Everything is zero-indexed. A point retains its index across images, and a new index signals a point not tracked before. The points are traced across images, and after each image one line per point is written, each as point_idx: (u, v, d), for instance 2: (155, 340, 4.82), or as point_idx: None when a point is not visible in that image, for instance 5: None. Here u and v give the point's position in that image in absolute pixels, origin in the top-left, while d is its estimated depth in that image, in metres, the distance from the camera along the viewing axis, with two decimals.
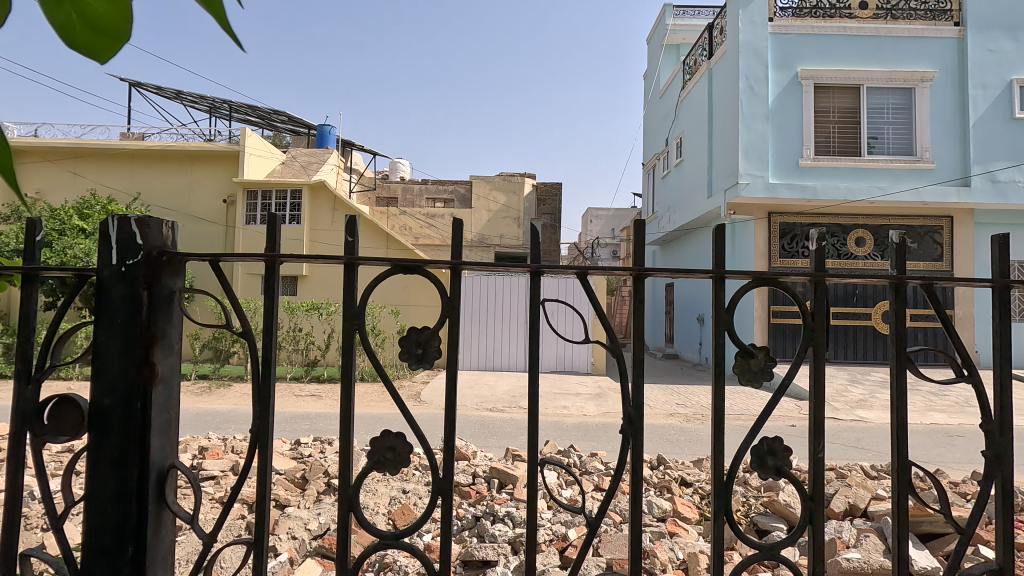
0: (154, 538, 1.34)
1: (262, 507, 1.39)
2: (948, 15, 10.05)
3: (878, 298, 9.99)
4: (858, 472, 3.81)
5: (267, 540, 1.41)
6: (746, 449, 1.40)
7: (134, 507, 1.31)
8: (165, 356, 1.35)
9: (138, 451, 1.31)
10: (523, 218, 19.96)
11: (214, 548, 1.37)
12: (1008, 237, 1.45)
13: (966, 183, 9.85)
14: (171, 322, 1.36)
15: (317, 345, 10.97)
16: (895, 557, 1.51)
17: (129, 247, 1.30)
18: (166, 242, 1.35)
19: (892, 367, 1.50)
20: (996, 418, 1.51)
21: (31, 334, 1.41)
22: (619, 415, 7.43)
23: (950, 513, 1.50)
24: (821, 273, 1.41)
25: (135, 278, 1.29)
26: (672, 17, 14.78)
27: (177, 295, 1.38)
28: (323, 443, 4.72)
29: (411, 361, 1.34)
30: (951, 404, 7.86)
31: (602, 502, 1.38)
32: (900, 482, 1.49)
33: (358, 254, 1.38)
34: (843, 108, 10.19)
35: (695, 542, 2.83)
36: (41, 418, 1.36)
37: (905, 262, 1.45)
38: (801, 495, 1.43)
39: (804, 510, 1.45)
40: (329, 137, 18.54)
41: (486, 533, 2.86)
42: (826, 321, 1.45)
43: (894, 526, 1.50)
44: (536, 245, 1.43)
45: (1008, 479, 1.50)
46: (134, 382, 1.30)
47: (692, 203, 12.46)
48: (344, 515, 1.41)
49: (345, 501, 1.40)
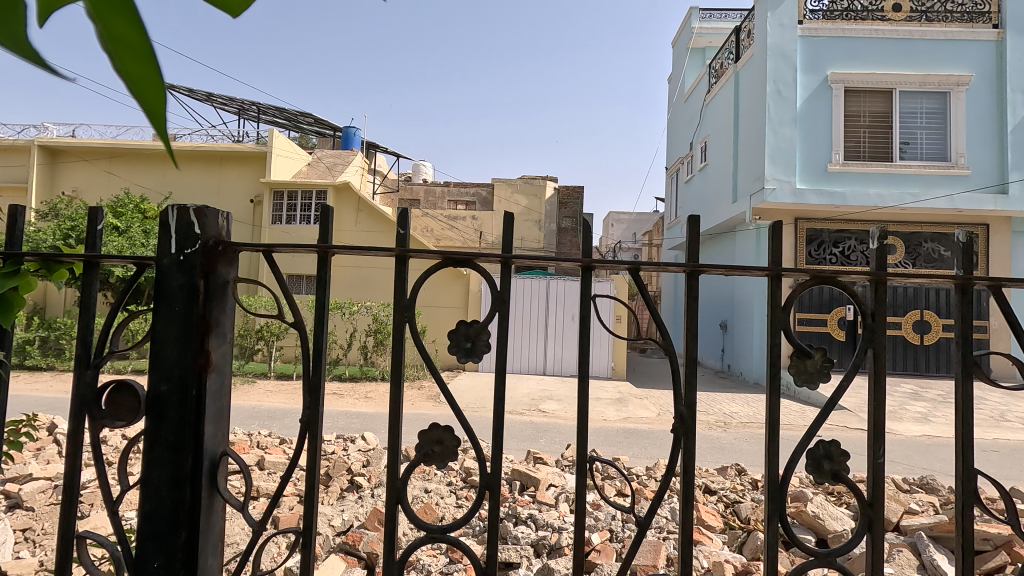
0: (205, 525, 1.35)
1: (309, 495, 1.40)
2: (986, 17, 9.77)
3: (909, 307, 9.73)
4: (889, 484, 3.73)
5: (314, 529, 1.41)
6: (803, 451, 1.37)
7: (189, 494, 1.34)
8: (219, 345, 1.38)
9: (193, 438, 1.34)
10: (544, 220, 19.97)
11: (262, 537, 1.37)
12: None
13: (1003, 190, 9.54)
14: (224, 312, 1.38)
15: (340, 345, 11.13)
16: (958, 566, 1.47)
17: (188, 237, 1.32)
18: (222, 232, 1.38)
19: (958, 374, 1.45)
20: None
21: (90, 320, 1.44)
22: (641, 420, 7.37)
23: (1020, 525, 1.44)
24: (881, 272, 1.38)
25: (193, 267, 1.32)
26: (697, 21, 14.67)
27: (231, 285, 1.40)
28: (347, 441, 4.78)
29: (460, 355, 1.34)
30: (985, 417, 7.62)
31: (651, 504, 1.36)
32: (965, 492, 1.45)
33: (408, 247, 1.39)
34: (874, 111, 9.97)
35: (720, 550, 2.78)
36: (99, 402, 1.39)
37: (972, 263, 1.40)
38: (861, 501, 1.39)
39: (863, 517, 1.42)
40: (353, 138, 18.74)
41: (508, 534, 2.85)
42: (886, 322, 1.41)
43: (959, 537, 1.46)
44: (588, 239, 1.41)
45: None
46: (189, 369, 1.32)
47: (717, 207, 12.28)
48: (391, 508, 1.41)
49: (393, 494, 1.40)
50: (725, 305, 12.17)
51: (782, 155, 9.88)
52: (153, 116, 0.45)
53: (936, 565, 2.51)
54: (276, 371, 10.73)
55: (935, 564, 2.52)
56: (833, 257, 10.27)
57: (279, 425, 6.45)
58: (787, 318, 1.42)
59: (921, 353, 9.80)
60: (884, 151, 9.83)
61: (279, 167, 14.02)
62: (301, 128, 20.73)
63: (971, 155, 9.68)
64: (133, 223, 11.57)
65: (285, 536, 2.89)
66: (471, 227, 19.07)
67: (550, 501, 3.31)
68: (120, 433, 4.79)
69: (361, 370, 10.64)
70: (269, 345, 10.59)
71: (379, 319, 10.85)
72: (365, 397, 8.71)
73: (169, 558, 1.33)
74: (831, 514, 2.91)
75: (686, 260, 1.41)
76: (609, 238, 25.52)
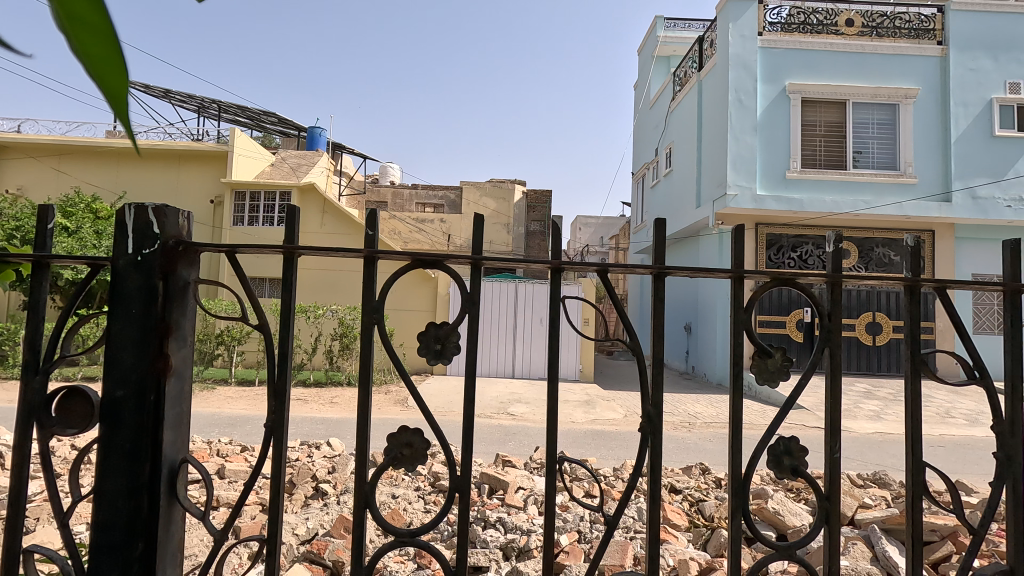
0: (163, 535, 1.30)
1: (275, 501, 1.36)
2: (931, 34, 10.29)
3: (863, 310, 10.13)
4: (845, 480, 3.87)
5: (279, 536, 1.38)
6: (764, 448, 1.41)
7: (146, 503, 1.29)
8: (179, 348, 1.33)
9: (151, 445, 1.29)
10: (512, 224, 20.04)
11: (224, 546, 1.33)
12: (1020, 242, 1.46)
13: (947, 198, 10.06)
14: (185, 314, 1.34)
15: (305, 349, 10.88)
16: (908, 556, 1.54)
17: (146, 237, 1.28)
18: (182, 232, 1.34)
19: (907, 371, 1.52)
20: (1007, 419, 1.52)
21: (39, 324, 1.37)
22: (608, 422, 7.44)
23: (964, 515, 1.51)
24: (836, 274, 1.43)
25: (151, 268, 1.27)
26: (662, 30, 14.99)
27: (192, 286, 1.36)
28: (312, 447, 4.67)
29: (429, 357, 1.33)
30: (932, 415, 8.00)
31: (618, 503, 1.38)
32: (914, 485, 1.52)
33: (377, 248, 1.37)
34: (829, 121, 10.38)
35: (685, 548, 2.83)
36: (49, 410, 1.33)
37: (919, 266, 1.48)
38: (818, 494, 1.44)
39: (820, 510, 1.46)
40: (319, 139, 18.40)
41: (477, 538, 2.84)
42: (841, 322, 1.47)
43: (908, 528, 1.53)
44: (557, 241, 1.42)
45: (1020, 482, 1.51)
46: (147, 373, 1.27)
47: (682, 212, 12.55)
48: (359, 512, 1.39)
49: (360, 498, 1.38)
50: (689, 308, 12.43)
51: (743, 162, 10.17)
52: (117, 107, 0.44)
53: (888, 557, 2.62)
54: (238, 377, 10.42)
55: (887, 556, 2.63)
56: (791, 261, 10.62)
57: (240, 432, 6.27)
58: (749, 319, 1.46)
59: (874, 354, 10.22)
60: (839, 159, 10.25)
61: (241, 167, 13.66)
62: (264, 128, 20.25)
63: (918, 165, 10.17)
64: (84, 223, 11.05)
65: (246, 546, 2.81)
66: (439, 230, 18.96)
67: (519, 504, 3.31)
68: (69, 443, 4.56)
69: (326, 375, 10.44)
70: (230, 350, 10.28)
71: (345, 322, 10.65)
72: (330, 402, 8.54)
73: (124, 571, 1.27)
74: (790, 510, 3.01)
75: (652, 262, 1.43)
76: (576, 241, 25.76)
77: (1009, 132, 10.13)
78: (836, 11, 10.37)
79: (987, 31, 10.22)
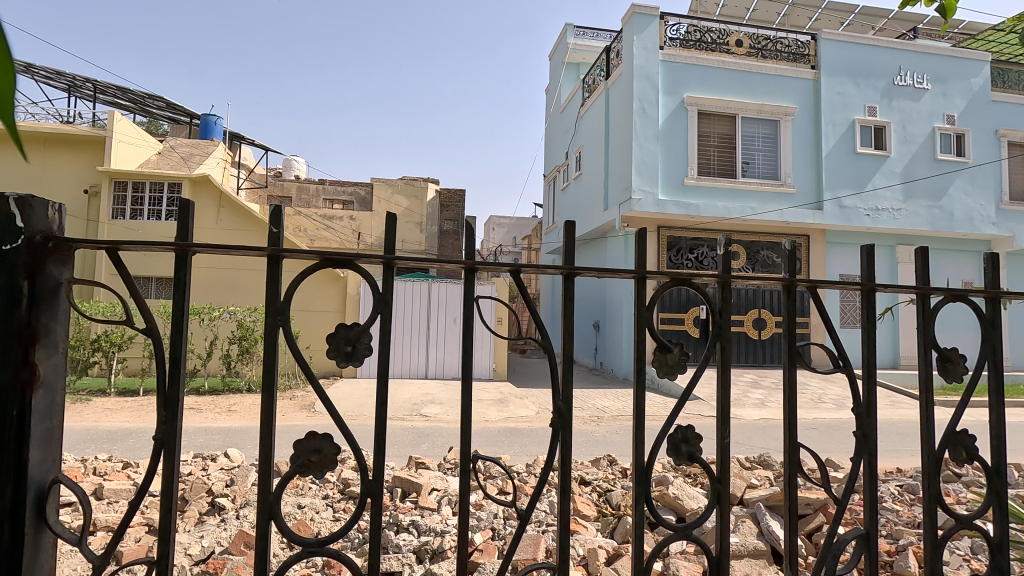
0: (30, 567, 1.16)
1: (166, 518, 1.25)
2: (806, 59, 11.47)
3: (750, 307, 11.09)
4: (735, 464, 4.22)
5: (171, 555, 1.27)
6: (664, 437, 1.50)
7: (6, 532, 1.13)
8: (48, 356, 1.19)
9: (13, 467, 1.13)
10: (425, 223, 19.80)
11: (106, 571, 1.21)
12: (872, 248, 1.65)
13: (819, 206, 11.26)
14: (55, 318, 1.19)
15: (198, 354, 10.04)
16: (786, 527, 1.70)
17: (5, 232, 1.11)
18: (51, 226, 1.19)
19: (784, 363, 1.69)
20: (864, 401, 1.72)
21: None
22: (521, 419, 7.56)
23: (831, 488, 1.69)
24: (727, 275, 1.56)
25: (13, 266, 1.12)
26: (572, 37, 15.46)
27: (65, 287, 1.22)
28: (207, 460, 4.32)
29: (340, 359, 1.29)
30: (808, 400, 8.92)
31: (531, 498, 1.41)
32: (790, 464, 1.68)
33: (282, 246, 1.30)
34: (722, 133, 11.24)
35: (594, 537, 2.95)
36: None
37: (795, 268, 1.64)
38: (712, 478, 1.55)
39: (713, 492, 1.58)
40: (214, 128, 17.06)
41: (390, 543, 2.78)
42: (730, 319, 1.60)
43: (786, 503, 1.69)
44: (470, 242, 1.43)
45: (875, 456, 1.71)
46: (8, 385, 1.12)
47: (590, 214, 13.03)
48: (262, 525, 1.31)
49: (264, 510, 1.30)
50: (597, 306, 12.94)
51: (646, 168, 10.75)
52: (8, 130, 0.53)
53: (770, 532, 2.89)
54: (118, 387, 9.41)
55: (770, 530, 2.90)
56: (689, 262, 11.38)
57: (122, 447, 5.67)
58: (651, 316, 1.55)
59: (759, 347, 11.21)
60: (730, 168, 11.13)
61: (122, 155, 12.37)
62: (149, 112, 18.46)
63: (796, 176, 11.29)
64: None
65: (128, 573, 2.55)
66: (349, 228, 18.29)
67: (433, 505, 3.28)
68: None
69: (223, 382, 9.71)
70: (108, 358, 9.25)
71: (245, 324, 9.96)
72: (228, 411, 7.95)
73: None
74: (688, 494, 3.23)
75: (562, 263, 1.47)
76: (489, 241, 25.91)
77: (868, 150, 11.50)
78: (727, 31, 11.25)
79: (852, 59, 11.53)
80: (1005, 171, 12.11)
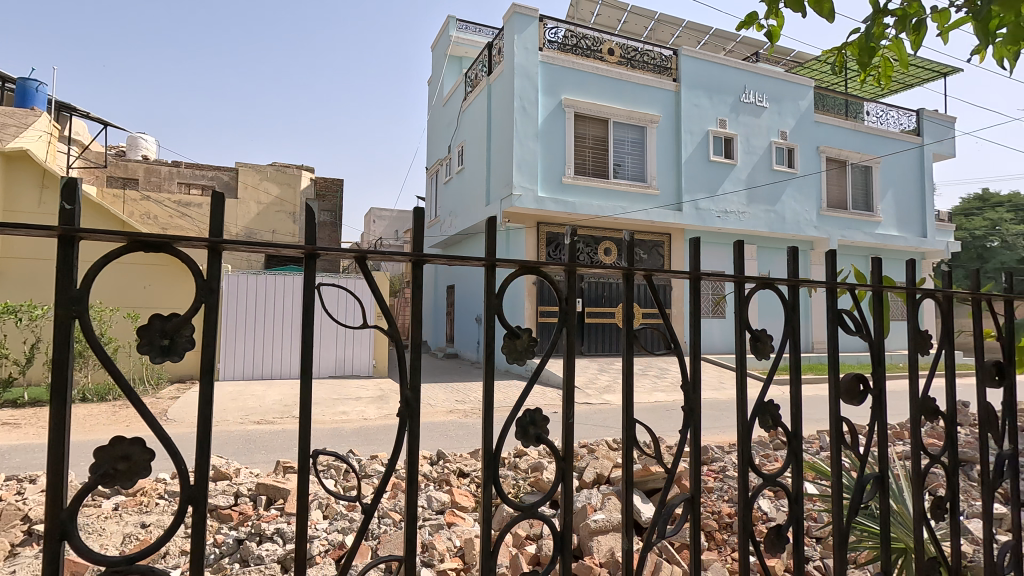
0: None
1: None
2: (669, 72, 12.51)
3: (619, 299, 11.91)
4: (602, 445, 4.51)
5: None
6: (510, 420, 1.52)
7: None
8: None
9: None
10: (299, 213, 18.62)
11: None
12: (698, 241, 1.71)
13: (679, 207, 12.36)
14: None
15: (14, 360, 8.53)
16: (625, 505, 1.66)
17: None
18: None
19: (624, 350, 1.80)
20: (691, 380, 1.77)
21: None
22: (401, 416, 7.42)
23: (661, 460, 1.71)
24: (573, 264, 1.63)
25: None
26: (454, 30, 15.40)
27: None
28: (23, 482, 3.70)
29: (154, 354, 1.16)
30: (668, 384, 9.79)
31: (375, 489, 1.34)
32: (628, 439, 1.68)
33: (79, 225, 1.15)
34: (596, 135, 11.87)
35: (471, 527, 2.99)
36: None
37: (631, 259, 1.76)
38: (555, 454, 1.61)
39: (558, 469, 1.64)
40: (36, 94, 14.56)
41: (250, 555, 2.58)
42: (575, 306, 1.68)
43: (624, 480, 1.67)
44: (312, 227, 1.36)
45: (699, 428, 1.74)
46: None
47: (472, 209, 13.12)
48: (53, 547, 1.14)
49: (53, 531, 1.14)
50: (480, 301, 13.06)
51: (527, 165, 11.04)
52: None
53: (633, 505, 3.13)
54: None
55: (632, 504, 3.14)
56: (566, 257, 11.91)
57: None
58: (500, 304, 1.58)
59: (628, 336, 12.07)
60: (602, 168, 11.83)
61: None
62: None
63: (660, 179, 12.29)
64: None
65: None
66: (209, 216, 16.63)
67: (301, 510, 3.11)
68: None
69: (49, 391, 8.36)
70: None
71: None
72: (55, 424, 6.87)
73: None
74: (559, 477, 3.40)
75: (412, 250, 1.46)
76: (369, 234, 25.00)
77: (719, 158, 12.83)
78: (600, 40, 11.91)
79: (706, 75, 12.78)
80: (823, 182, 14.18)
